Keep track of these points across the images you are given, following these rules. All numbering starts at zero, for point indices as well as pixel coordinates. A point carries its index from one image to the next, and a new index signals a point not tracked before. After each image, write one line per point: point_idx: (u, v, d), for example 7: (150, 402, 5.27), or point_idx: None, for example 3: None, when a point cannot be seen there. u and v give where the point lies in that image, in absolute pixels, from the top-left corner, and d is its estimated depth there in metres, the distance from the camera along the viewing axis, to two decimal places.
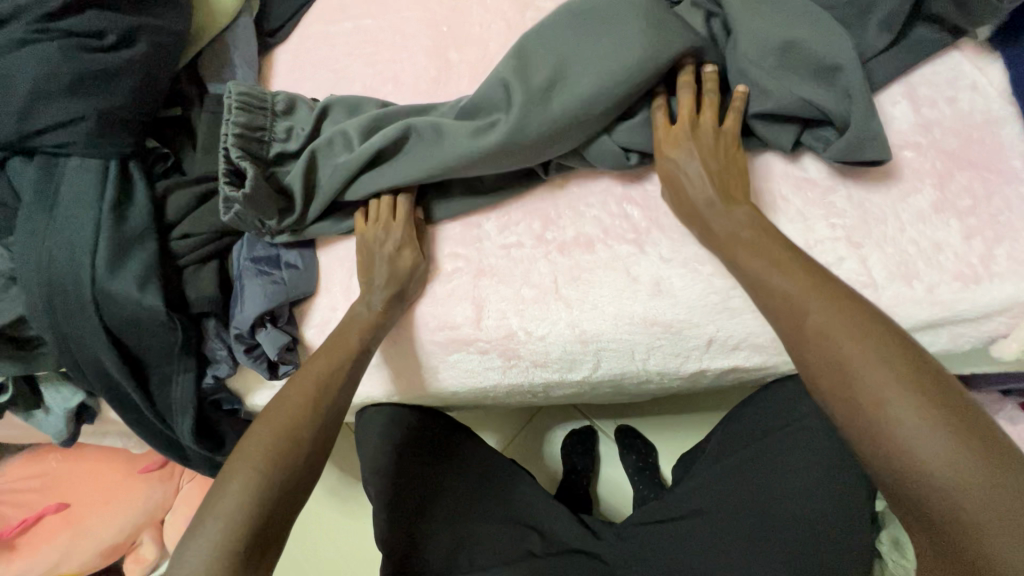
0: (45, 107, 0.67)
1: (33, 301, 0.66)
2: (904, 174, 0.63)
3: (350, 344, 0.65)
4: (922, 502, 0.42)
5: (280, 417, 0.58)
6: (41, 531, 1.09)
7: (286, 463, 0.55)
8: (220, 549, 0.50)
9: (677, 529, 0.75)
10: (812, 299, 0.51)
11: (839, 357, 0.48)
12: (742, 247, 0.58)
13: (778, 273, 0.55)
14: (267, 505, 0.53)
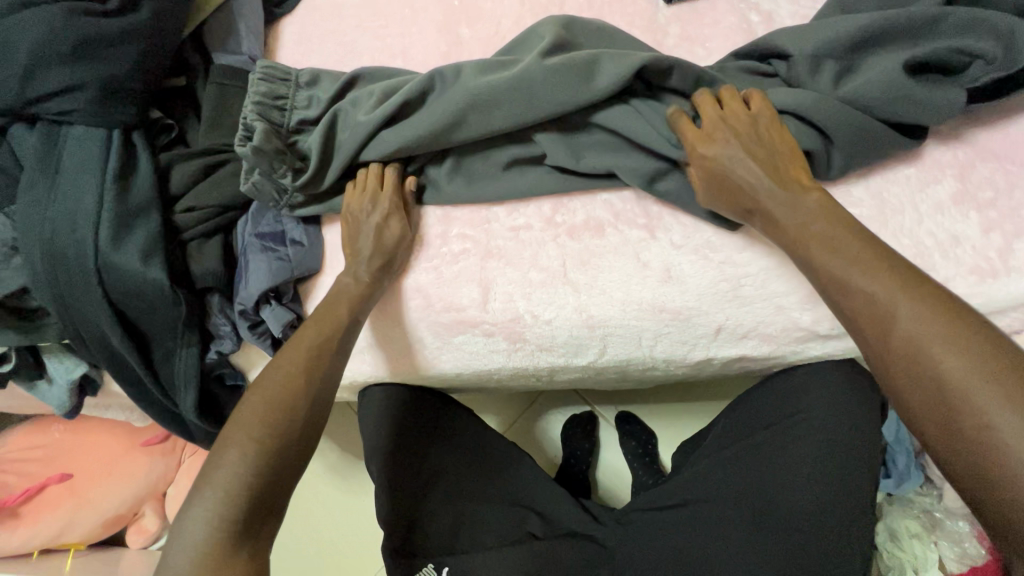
0: (46, 73, 0.65)
1: (35, 272, 0.65)
2: (924, 164, 0.62)
3: (339, 316, 0.63)
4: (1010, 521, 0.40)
5: (273, 389, 0.57)
6: (45, 500, 1.10)
7: (280, 431, 0.55)
8: (219, 517, 0.50)
9: (678, 515, 0.76)
10: (901, 303, 0.48)
11: (934, 374, 0.44)
12: (815, 241, 0.55)
13: (856, 271, 0.51)
14: (264, 477, 0.53)
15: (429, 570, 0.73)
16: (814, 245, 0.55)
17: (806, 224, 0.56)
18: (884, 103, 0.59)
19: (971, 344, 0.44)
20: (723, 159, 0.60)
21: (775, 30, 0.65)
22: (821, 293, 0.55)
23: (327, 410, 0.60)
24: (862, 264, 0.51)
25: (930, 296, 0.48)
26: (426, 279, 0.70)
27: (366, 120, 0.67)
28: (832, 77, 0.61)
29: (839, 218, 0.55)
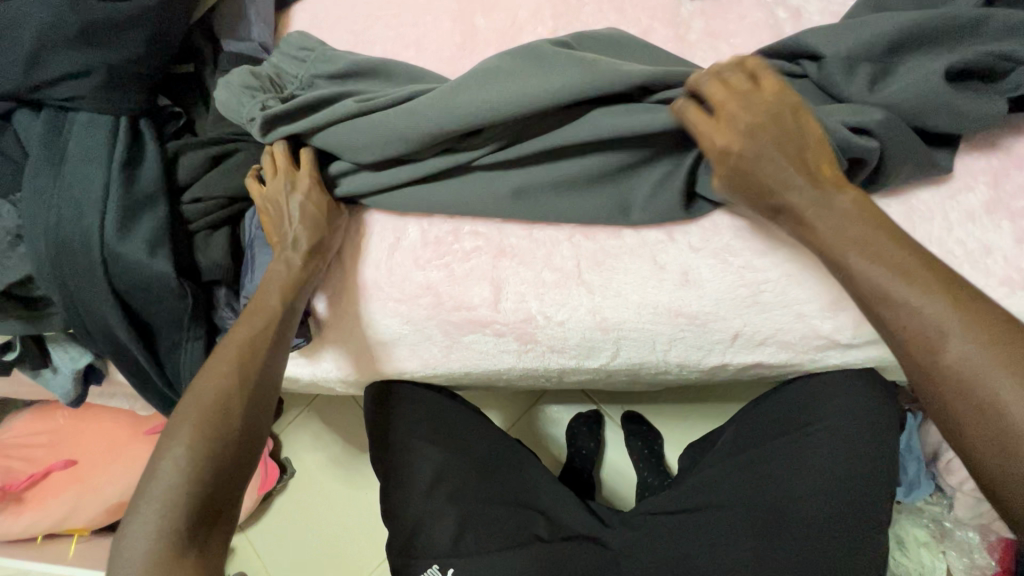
0: (52, 57, 0.63)
1: (39, 261, 0.64)
2: (955, 170, 0.60)
3: (271, 309, 0.62)
4: None
5: (208, 390, 0.56)
6: (50, 486, 1.10)
7: (219, 432, 0.53)
8: (158, 530, 0.48)
9: (687, 522, 0.74)
10: (955, 326, 0.43)
11: (1001, 408, 0.40)
12: (853, 245, 0.49)
13: (899, 280, 0.46)
14: (206, 479, 0.51)
15: (434, 571, 0.72)
16: (852, 251, 0.49)
17: (837, 229, 0.50)
18: (918, 111, 0.57)
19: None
20: (751, 156, 0.53)
21: (808, 28, 0.62)
22: (860, 304, 0.49)
23: (267, 406, 0.58)
24: (909, 276, 0.46)
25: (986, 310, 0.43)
26: (437, 277, 0.68)
27: (335, 109, 0.66)
28: (866, 80, 0.58)
29: (872, 221, 0.50)
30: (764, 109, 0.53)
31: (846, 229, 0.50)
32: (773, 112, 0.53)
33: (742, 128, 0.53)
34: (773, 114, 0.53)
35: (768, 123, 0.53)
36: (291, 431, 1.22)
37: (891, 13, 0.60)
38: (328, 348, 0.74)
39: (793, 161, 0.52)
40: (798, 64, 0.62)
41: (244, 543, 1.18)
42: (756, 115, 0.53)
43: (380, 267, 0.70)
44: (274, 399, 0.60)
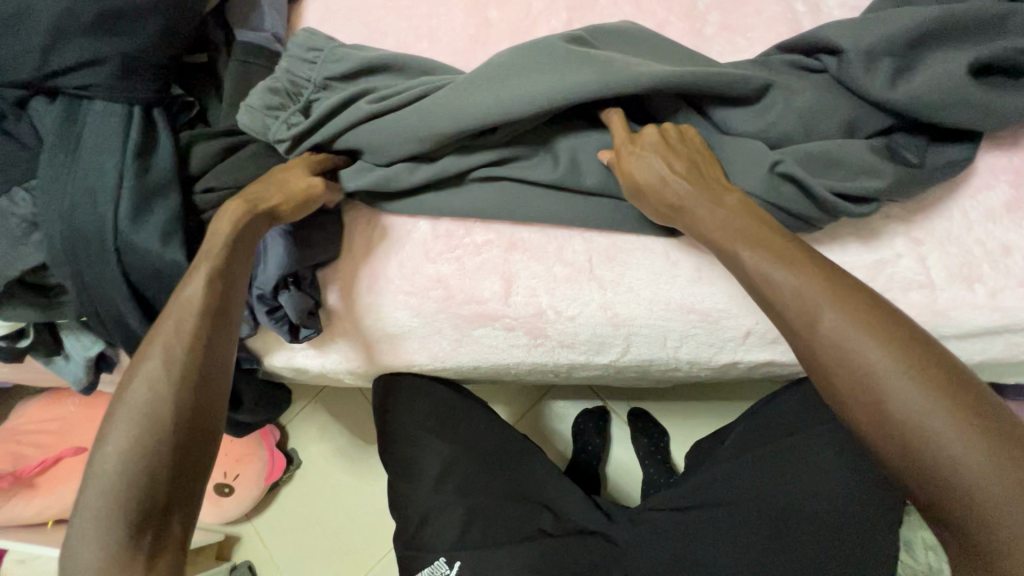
0: (68, 46, 0.64)
1: (53, 249, 0.64)
2: (976, 168, 0.59)
3: (199, 276, 0.55)
4: (958, 525, 0.39)
5: (139, 381, 0.50)
6: (60, 472, 1.12)
7: (156, 418, 0.49)
8: (107, 528, 0.45)
9: (693, 519, 0.74)
10: (826, 302, 0.46)
11: (866, 378, 0.43)
12: (742, 237, 0.52)
13: (781, 266, 0.49)
14: (137, 479, 0.47)
15: (441, 562, 0.73)
16: (739, 241, 0.52)
17: (724, 223, 0.54)
18: (943, 108, 0.56)
19: (891, 341, 0.44)
20: (650, 169, 0.58)
21: (826, 23, 0.61)
22: (747, 290, 0.52)
23: (206, 380, 0.52)
24: (786, 260, 0.49)
25: (853, 292, 0.47)
26: (447, 270, 0.68)
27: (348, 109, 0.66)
28: (888, 76, 0.57)
29: (754, 214, 0.54)
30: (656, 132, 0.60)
31: (733, 223, 0.54)
32: (660, 134, 0.60)
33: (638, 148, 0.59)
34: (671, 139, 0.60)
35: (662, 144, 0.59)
36: (298, 422, 1.22)
37: (911, 7, 0.59)
38: (339, 340, 0.74)
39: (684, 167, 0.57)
40: (816, 58, 0.62)
41: (250, 532, 1.19)
42: (652, 139, 0.59)
43: (392, 260, 0.70)
44: (220, 376, 0.53)
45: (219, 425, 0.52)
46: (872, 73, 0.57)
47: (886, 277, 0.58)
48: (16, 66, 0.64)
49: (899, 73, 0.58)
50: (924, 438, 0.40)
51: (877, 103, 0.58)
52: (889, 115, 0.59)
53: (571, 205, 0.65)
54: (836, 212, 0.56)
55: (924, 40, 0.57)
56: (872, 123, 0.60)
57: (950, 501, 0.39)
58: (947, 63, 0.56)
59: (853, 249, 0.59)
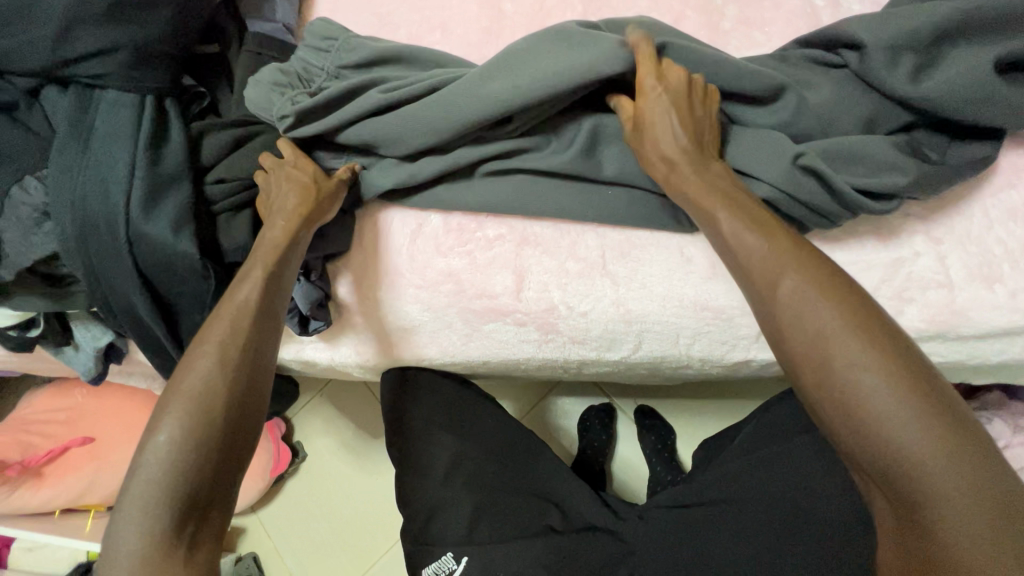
0: (81, 34, 0.63)
1: (66, 239, 0.64)
2: (997, 167, 0.58)
3: (256, 276, 0.57)
4: (896, 488, 0.39)
5: (194, 373, 0.50)
6: (67, 462, 1.12)
7: (208, 414, 0.49)
8: (150, 523, 0.45)
9: (701, 518, 0.74)
10: (789, 264, 0.47)
11: (814, 334, 0.44)
12: (722, 202, 0.53)
13: (754, 232, 0.50)
14: (188, 470, 0.46)
15: (449, 557, 0.73)
16: (719, 204, 0.53)
17: (702, 188, 0.54)
18: (965, 104, 0.55)
19: (846, 304, 0.44)
20: (659, 125, 0.56)
21: (847, 18, 0.61)
22: (719, 252, 0.54)
23: (258, 380, 0.53)
24: (760, 226, 0.50)
25: (819, 260, 0.48)
26: (458, 264, 0.67)
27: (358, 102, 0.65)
28: (911, 71, 0.56)
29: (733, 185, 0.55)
30: (683, 77, 0.57)
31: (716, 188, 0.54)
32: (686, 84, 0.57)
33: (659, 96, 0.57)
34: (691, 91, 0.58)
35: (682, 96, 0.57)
36: (304, 415, 1.23)
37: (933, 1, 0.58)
38: (348, 333, 0.73)
39: (691, 130, 0.56)
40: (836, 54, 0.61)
41: (256, 524, 1.20)
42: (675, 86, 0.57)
43: (403, 253, 0.69)
44: (269, 376, 0.54)
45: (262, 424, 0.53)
46: (895, 68, 0.57)
47: (903, 276, 0.57)
48: (29, 54, 0.64)
49: (921, 69, 0.57)
50: (859, 395, 0.41)
51: (898, 99, 0.57)
52: (910, 111, 0.58)
53: (585, 202, 0.64)
54: (854, 206, 0.56)
55: (945, 36, 0.57)
56: (892, 119, 0.59)
57: (884, 460, 0.40)
58: (968, 59, 0.56)
59: (871, 248, 0.58)
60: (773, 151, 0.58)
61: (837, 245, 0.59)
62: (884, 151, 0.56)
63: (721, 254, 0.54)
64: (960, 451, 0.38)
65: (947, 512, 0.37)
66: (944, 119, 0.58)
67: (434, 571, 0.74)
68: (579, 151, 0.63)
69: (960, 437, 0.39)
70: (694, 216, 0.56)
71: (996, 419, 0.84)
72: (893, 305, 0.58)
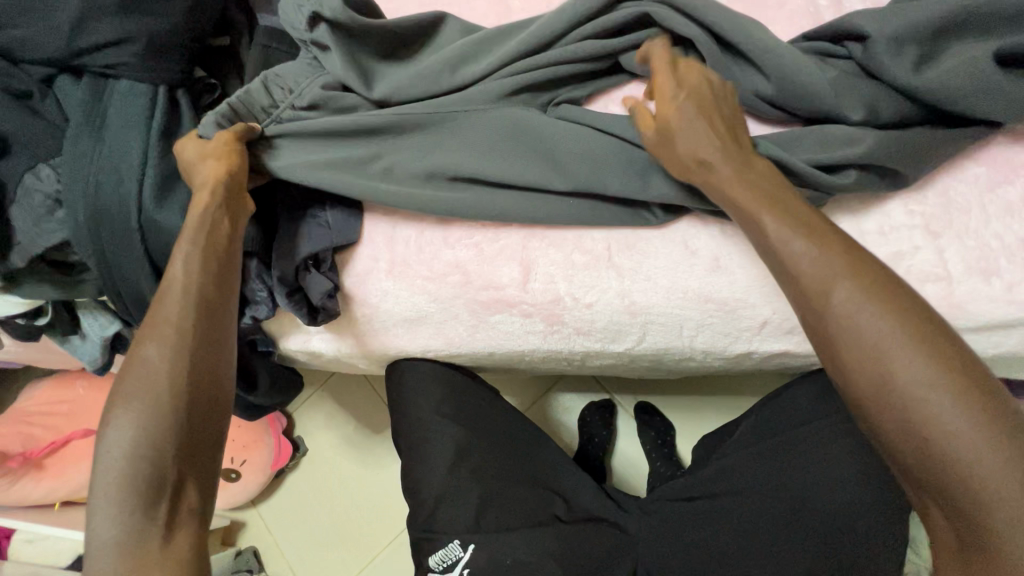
0: (98, 25, 0.64)
1: (77, 226, 0.64)
2: (993, 163, 0.60)
3: (185, 254, 0.56)
4: (963, 504, 0.41)
5: (138, 360, 0.51)
6: (69, 453, 1.12)
7: (158, 412, 0.49)
8: (119, 521, 0.47)
9: (701, 509, 0.76)
10: (843, 276, 0.47)
11: (872, 346, 0.45)
12: (765, 204, 0.53)
13: (801, 238, 0.50)
14: (146, 467, 0.48)
15: (454, 545, 0.74)
16: (762, 206, 0.53)
17: (739, 193, 0.54)
18: (965, 96, 0.57)
19: (906, 318, 0.45)
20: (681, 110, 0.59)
21: (852, 12, 0.62)
22: (759, 254, 0.54)
23: (205, 375, 0.52)
24: (809, 234, 0.50)
25: (874, 268, 0.48)
26: (465, 256, 0.68)
27: (312, 84, 0.67)
28: (913, 62, 0.58)
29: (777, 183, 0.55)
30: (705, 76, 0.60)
31: (761, 187, 0.54)
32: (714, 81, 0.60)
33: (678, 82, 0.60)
34: (716, 91, 0.60)
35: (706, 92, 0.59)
36: (304, 410, 1.23)
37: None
38: (354, 323, 0.74)
39: (721, 122, 0.58)
40: (843, 46, 0.63)
41: (256, 518, 1.20)
42: (693, 85, 0.60)
43: (410, 244, 0.70)
44: (222, 351, 0.54)
45: (220, 422, 0.53)
46: (899, 59, 0.58)
47: (903, 269, 0.58)
48: (46, 44, 0.65)
49: (923, 63, 0.59)
50: (924, 408, 0.43)
51: (901, 88, 0.58)
52: (912, 103, 0.60)
53: (586, 199, 0.66)
54: (824, 184, 0.58)
55: (943, 32, 0.59)
56: (895, 115, 0.60)
57: (952, 479, 0.41)
58: (967, 54, 0.58)
59: (871, 241, 0.59)
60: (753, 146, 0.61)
61: None
62: (882, 144, 0.58)
63: (761, 254, 0.54)
64: (1021, 459, 0.40)
65: (1007, 520, 0.40)
66: (943, 112, 0.60)
67: (439, 559, 0.74)
68: (552, 163, 0.66)
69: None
70: (737, 218, 0.55)
71: None
72: None
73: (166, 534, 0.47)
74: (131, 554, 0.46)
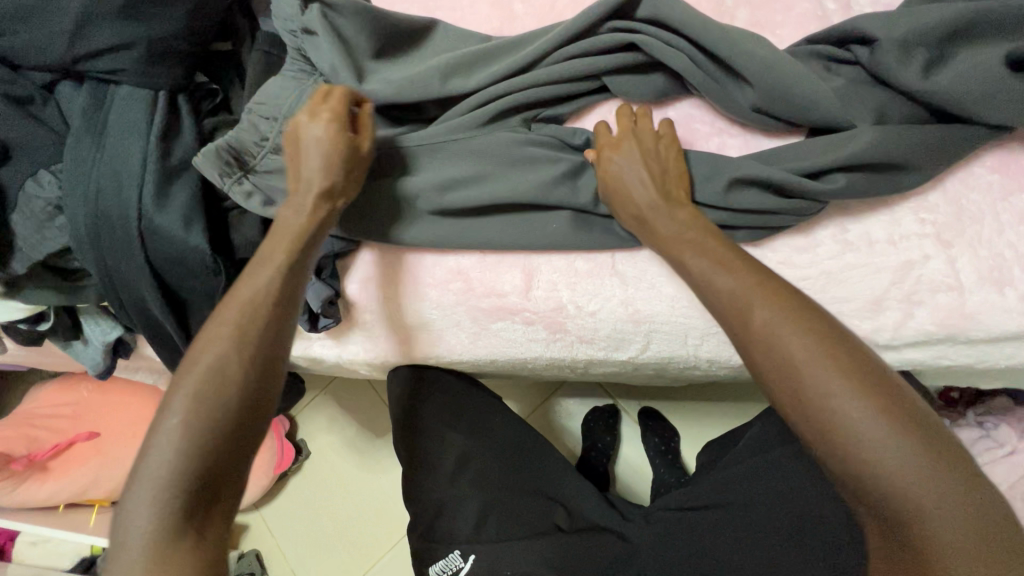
0: (98, 30, 0.64)
1: (78, 232, 0.64)
2: (1006, 170, 0.59)
3: (276, 262, 0.55)
4: (897, 522, 0.39)
5: (202, 358, 0.48)
6: (72, 456, 1.12)
7: (219, 406, 0.47)
8: (156, 514, 0.43)
9: (706, 519, 0.75)
10: (757, 297, 0.47)
11: (788, 361, 0.44)
12: (689, 248, 0.53)
13: (721, 270, 0.50)
14: (195, 458, 0.45)
15: (456, 554, 0.73)
16: (686, 249, 0.54)
17: (667, 240, 0.55)
18: (975, 101, 0.55)
19: (816, 333, 0.44)
20: (618, 171, 0.60)
21: (859, 15, 0.61)
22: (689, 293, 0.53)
23: (275, 374, 0.51)
24: (727, 265, 0.50)
25: (784, 288, 0.48)
26: (468, 263, 0.68)
27: (293, 104, 0.67)
28: (922, 66, 0.57)
29: (705, 228, 0.55)
30: (643, 136, 0.61)
31: (685, 233, 0.55)
32: (654, 138, 0.61)
33: (616, 146, 0.61)
34: (653, 150, 0.60)
35: (641, 154, 0.60)
36: (307, 414, 1.23)
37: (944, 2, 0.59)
38: (356, 329, 0.73)
39: (655, 179, 0.58)
40: (848, 50, 0.61)
41: (259, 521, 1.20)
42: (626, 148, 0.60)
43: (411, 251, 0.69)
44: (283, 365, 0.52)
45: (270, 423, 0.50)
46: (908, 62, 0.57)
47: (913, 279, 0.57)
48: (46, 50, 0.65)
49: (932, 67, 0.58)
50: (847, 426, 0.41)
51: (909, 93, 0.57)
52: (921, 107, 0.59)
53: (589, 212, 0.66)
54: (819, 194, 0.57)
55: (953, 37, 0.58)
56: (903, 122, 0.59)
57: (882, 497, 0.40)
58: (978, 59, 0.56)
59: (880, 250, 0.58)
60: (750, 161, 0.60)
61: (846, 248, 0.59)
62: (892, 150, 0.57)
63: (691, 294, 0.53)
64: (941, 470, 0.39)
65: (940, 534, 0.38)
66: (953, 117, 0.58)
67: (440, 569, 0.74)
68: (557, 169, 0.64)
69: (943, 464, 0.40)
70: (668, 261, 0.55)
71: (1003, 426, 0.86)
72: (902, 308, 0.58)
73: (199, 544, 0.44)
74: (157, 562, 0.42)
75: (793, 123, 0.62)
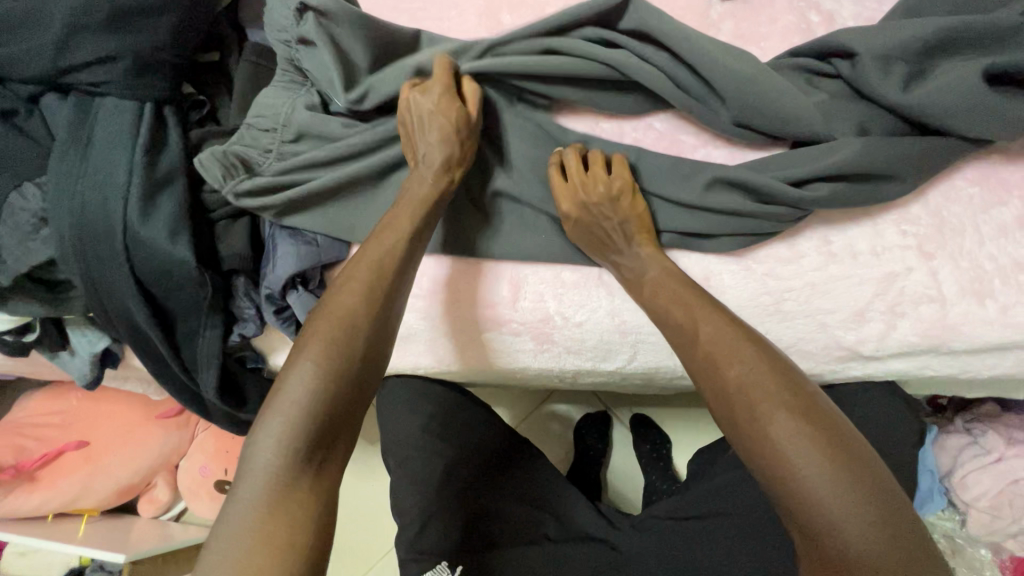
0: (83, 42, 0.64)
1: (63, 244, 0.64)
2: (986, 183, 0.59)
3: (400, 224, 0.59)
4: (819, 538, 0.41)
5: (337, 312, 0.51)
6: (61, 466, 1.11)
7: (346, 352, 0.49)
8: (284, 447, 0.45)
9: (696, 530, 0.74)
10: (702, 322, 0.53)
11: (724, 375, 0.49)
12: (649, 284, 0.58)
13: (673, 301, 0.56)
14: (328, 396, 0.47)
15: (444, 566, 0.71)
16: (643, 284, 0.59)
17: (630, 280, 0.60)
18: (954, 115, 0.56)
19: (750, 351, 0.50)
20: (588, 220, 0.62)
21: (840, 29, 0.62)
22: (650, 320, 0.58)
23: (391, 333, 0.54)
24: (679, 296, 0.56)
25: (725, 315, 0.53)
26: (457, 272, 0.67)
27: (291, 113, 0.68)
28: (901, 80, 0.58)
29: (667, 266, 0.59)
30: (600, 180, 0.61)
31: (647, 271, 0.59)
32: (610, 181, 0.61)
33: (578, 197, 0.61)
34: (612, 194, 0.61)
35: (605, 202, 0.61)
36: None
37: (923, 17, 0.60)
38: None
39: (619, 221, 0.61)
40: (830, 63, 0.62)
41: None
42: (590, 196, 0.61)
43: None
44: (395, 323, 0.55)
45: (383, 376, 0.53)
46: (888, 76, 0.58)
47: (896, 290, 0.58)
48: (31, 62, 0.64)
49: (912, 81, 0.58)
50: (770, 439, 0.44)
51: (889, 107, 0.58)
52: (901, 120, 0.59)
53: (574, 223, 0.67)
54: (802, 201, 0.58)
55: (932, 51, 0.58)
56: (883, 135, 0.60)
57: (802, 511, 0.42)
58: (957, 72, 0.57)
59: (863, 261, 0.59)
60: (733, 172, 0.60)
61: (830, 259, 0.59)
62: (875, 162, 0.57)
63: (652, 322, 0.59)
64: (859, 489, 0.42)
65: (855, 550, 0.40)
66: (933, 130, 0.59)
67: None
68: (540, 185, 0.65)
69: (861, 483, 0.42)
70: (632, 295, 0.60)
71: (989, 432, 0.87)
72: (884, 319, 0.58)
73: (313, 490, 0.45)
74: (273, 504, 0.44)
75: (777, 135, 0.63)
